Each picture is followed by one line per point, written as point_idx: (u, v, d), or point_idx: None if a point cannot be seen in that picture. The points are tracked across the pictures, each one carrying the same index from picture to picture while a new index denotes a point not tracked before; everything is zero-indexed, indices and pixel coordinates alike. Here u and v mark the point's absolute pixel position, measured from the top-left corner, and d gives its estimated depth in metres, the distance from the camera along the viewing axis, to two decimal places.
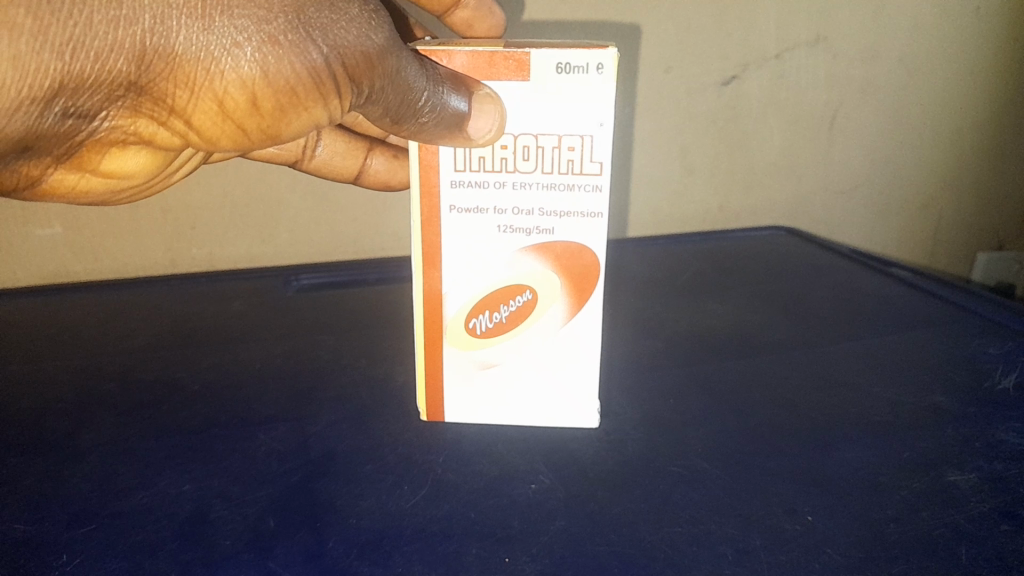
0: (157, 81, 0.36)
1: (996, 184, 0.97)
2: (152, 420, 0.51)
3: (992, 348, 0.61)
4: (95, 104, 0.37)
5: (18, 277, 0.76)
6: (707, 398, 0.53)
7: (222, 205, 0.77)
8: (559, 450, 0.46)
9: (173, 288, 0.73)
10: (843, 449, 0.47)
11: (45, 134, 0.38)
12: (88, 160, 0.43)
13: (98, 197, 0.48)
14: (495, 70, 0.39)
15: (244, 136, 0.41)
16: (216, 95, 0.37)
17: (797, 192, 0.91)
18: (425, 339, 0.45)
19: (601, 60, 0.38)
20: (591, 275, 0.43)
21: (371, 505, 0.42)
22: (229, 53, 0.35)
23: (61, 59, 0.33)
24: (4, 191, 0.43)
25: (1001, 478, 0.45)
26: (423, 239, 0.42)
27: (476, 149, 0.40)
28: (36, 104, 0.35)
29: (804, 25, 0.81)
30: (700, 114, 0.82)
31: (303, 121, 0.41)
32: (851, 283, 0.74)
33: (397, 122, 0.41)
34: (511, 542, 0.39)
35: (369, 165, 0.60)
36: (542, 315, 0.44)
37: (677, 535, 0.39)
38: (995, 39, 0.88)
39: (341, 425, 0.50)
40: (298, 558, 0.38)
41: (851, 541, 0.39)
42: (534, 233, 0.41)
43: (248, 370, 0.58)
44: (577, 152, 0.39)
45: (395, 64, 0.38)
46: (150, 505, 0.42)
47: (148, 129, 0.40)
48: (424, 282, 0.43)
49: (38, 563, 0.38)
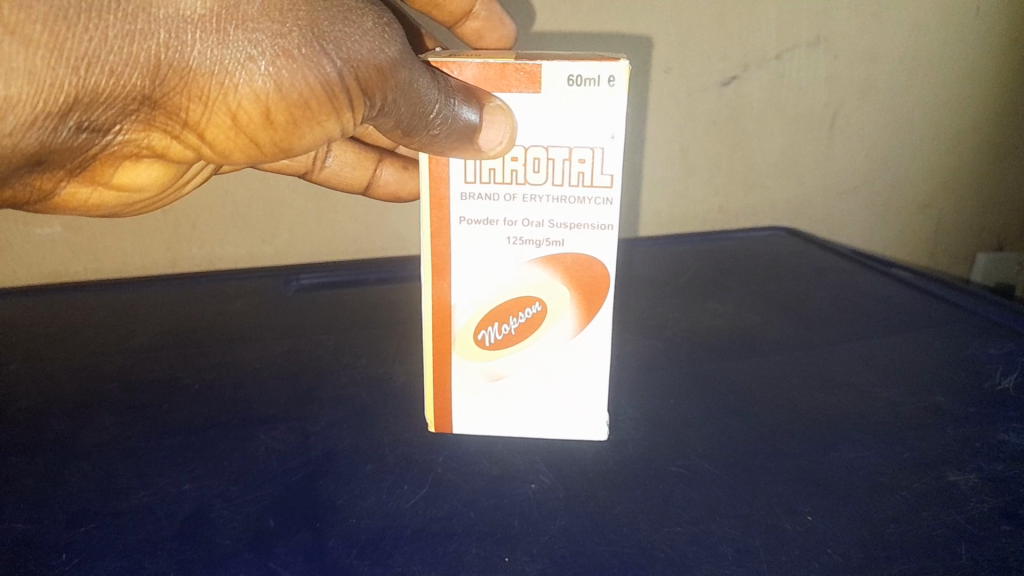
0: (171, 95, 0.36)
1: (995, 183, 0.97)
2: (153, 421, 0.51)
3: (992, 349, 0.62)
4: (110, 118, 0.37)
5: (17, 276, 0.75)
6: (708, 399, 0.53)
7: (222, 204, 0.77)
8: (561, 452, 0.46)
9: (173, 287, 0.73)
10: (842, 449, 0.48)
11: (58, 148, 0.37)
12: (101, 173, 0.42)
13: (109, 210, 0.48)
14: (506, 81, 0.39)
15: (257, 150, 0.41)
16: (230, 109, 0.37)
17: (796, 191, 0.91)
18: (434, 350, 0.45)
19: (612, 72, 0.38)
20: (601, 286, 0.43)
21: (372, 505, 0.42)
22: (244, 66, 0.35)
23: (76, 74, 0.33)
24: (16, 205, 0.42)
25: (999, 479, 0.45)
26: (433, 250, 0.42)
27: (486, 161, 0.40)
28: (50, 119, 0.35)
29: (805, 25, 0.81)
30: (702, 114, 0.82)
31: (316, 134, 0.41)
32: (851, 283, 0.75)
33: (408, 135, 0.41)
34: (512, 542, 0.39)
35: (379, 176, 0.60)
36: (551, 326, 0.44)
37: (677, 535, 0.40)
38: (995, 39, 0.89)
39: (343, 426, 0.50)
40: (299, 557, 0.38)
41: (846, 540, 0.40)
42: (544, 245, 0.42)
43: (252, 370, 0.58)
44: (588, 164, 0.39)
45: (408, 76, 0.38)
46: (150, 504, 0.42)
47: (161, 143, 0.40)
48: (433, 292, 0.44)
49: (39, 562, 0.38)
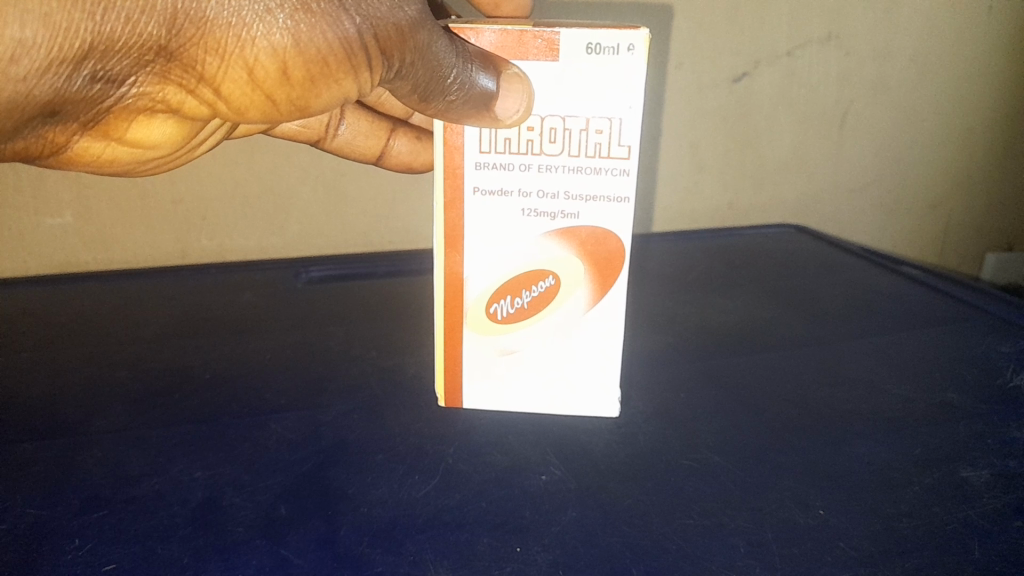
0: (187, 46, 0.36)
1: (1002, 184, 0.97)
2: (163, 408, 0.50)
3: (1004, 347, 0.61)
4: (125, 68, 0.37)
5: (27, 267, 0.75)
6: (719, 392, 0.53)
7: (232, 197, 0.77)
8: (571, 442, 0.45)
9: (183, 279, 0.73)
10: (859, 444, 0.47)
11: (72, 98, 0.38)
12: (115, 129, 0.43)
13: (123, 166, 0.48)
14: (524, 49, 0.38)
15: (273, 107, 0.41)
16: (247, 63, 0.37)
17: (807, 191, 0.91)
18: (444, 324, 0.45)
19: (631, 41, 0.38)
20: (616, 261, 0.42)
21: (383, 494, 0.41)
22: (262, 19, 0.35)
23: (92, 19, 0.33)
24: (26, 158, 0.43)
25: (1014, 474, 0.44)
26: (446, 222, 0.42)
27: (502, 130, 0.40)
28: (65, 66, 0.35)
29: (816, 22, 0.81)
30: (712, 111, 0.82)
31: (332, 93, 0.41)
32: (861, 281, 0.74)
33: (424, 100, 0.41)
34: (524, 532, 0.38)
35: (392, 146, 0.60)
36: (564, 302, 0.44)
37: (689, 527, 0.39)
38: (1004, 39, 0.89)
39: (353, 415, 0.49)
40: (311, 545, 0.38)
41: (864, 533, 0.39)
42: (558, 217, 0.41)
43: (260, 361, 0.57)
44: (605, 135, 0.39)
45: (427, 38, 0.38)
46: (162, 490, 0.42)
47: (176, 97, 0.40)
48: (445, 265, 0.43)
49: (50, 546, 0.38)
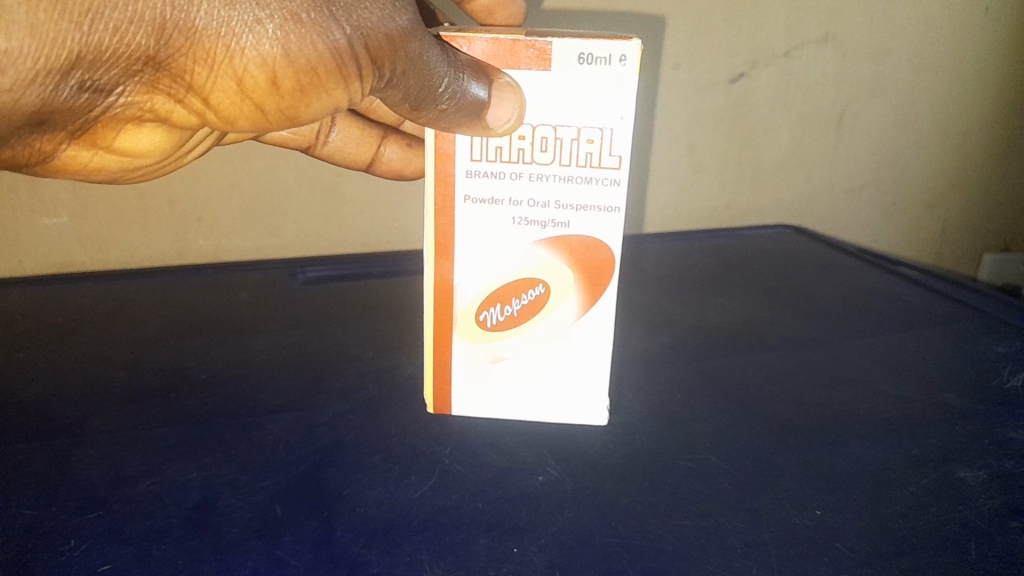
0: (176, 56, 0.36)
1: (1001, 182, 0.97)
2: (159, 408, 0.51)
3: (1001, 347, 0.61)
4: (113, 78, 0.37)
5: (25, 267, 0.75)
6: (715, 393, 0.53)
7: (229, 195, 0.77)
8: (566, 444, 0.46)
9: (181, 278, 0.73)
10: (853, 445, 0.47)
11: (60, 107, 0.38)
12: (103, 137, 0.43)
13: (111, 174, 0.48)
14: (516, 58, 0.39)
15: (262, 117, 0.41)
16: (237, 73, 0.37)
17: (805, 189, 0.91)
18: (434, 331, 0.45)
19: (624, 52, 0.38)
20: (607, 270, 0.43)
21: (380, 494, 0.41)
22: (251, 29, 0.35)
23: (79, 30, 0.33)
24: (14, 166, 0.43)
25: (1010, 475, 0.45)
26: (437, 229, 0.42)
27: (493, 139, 0.40)
28: (52, 75, 0.35)
29: (814, 22, 0.81)
30: (709, 111, 0.82)
31: (323, 103, 0.41)
32: (859, 281, 0.74)
33: (415, 109, 0.41)
34: (521, 533, 0.39)
35: (383, 153, 0.60)
36: (554, 310, 0.44)
37: (685, 527, 0.39)
38: (1004, 38, 0.89)
39: (350, 415, 0.49)
40: (307, 546, 0.38)
41: (859, 533, 0.39)
42: (549, 226, 0.41)
43: (258, 361, 0.57)
44: (596, 145, 0.39)
45: (418, 47, 0.39)
46: (158, 491, 0.42)
47: (164, 106, 0.40)
48: (436, 272, 0.43)
49: (46, 546, 0.38)
